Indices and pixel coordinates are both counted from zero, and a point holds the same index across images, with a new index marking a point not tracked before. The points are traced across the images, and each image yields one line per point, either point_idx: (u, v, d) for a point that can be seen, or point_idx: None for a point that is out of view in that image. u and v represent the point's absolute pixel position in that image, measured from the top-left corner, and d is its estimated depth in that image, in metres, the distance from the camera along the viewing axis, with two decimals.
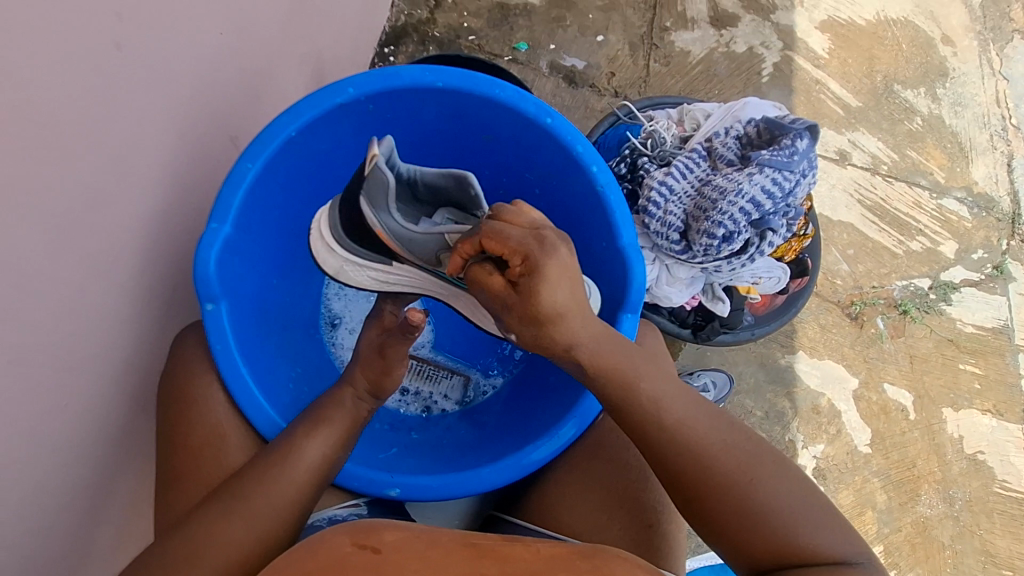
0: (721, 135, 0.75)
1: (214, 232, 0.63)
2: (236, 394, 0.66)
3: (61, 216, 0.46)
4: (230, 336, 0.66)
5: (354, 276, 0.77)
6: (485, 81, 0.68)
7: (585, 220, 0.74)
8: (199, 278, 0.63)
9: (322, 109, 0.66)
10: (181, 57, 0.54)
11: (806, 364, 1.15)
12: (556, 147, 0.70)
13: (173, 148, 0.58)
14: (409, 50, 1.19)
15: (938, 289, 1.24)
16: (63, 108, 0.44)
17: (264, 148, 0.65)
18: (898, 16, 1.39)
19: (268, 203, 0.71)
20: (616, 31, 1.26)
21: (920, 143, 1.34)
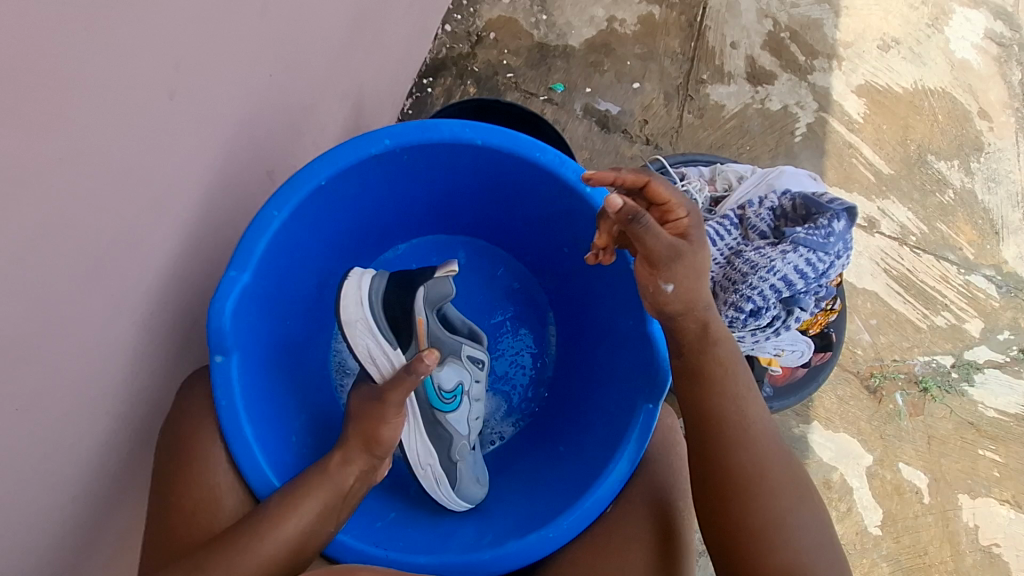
0: (754, 204, 0.74)
1: (232, 281, 0.62)
2: (235, 452, 0.63)
3: (90, 250, 0.46)
4: (237, 393, 0.63)
5: (356, 336, 0.69)
6: (526, 142, 0.69)
7: (618, 290, 0.73)
8: (213, 329, 0.61)
9: (359, 157, 0.66)
10: (230, 97, 0.54)
11: (820, 436, 1.12)
12: (591, 213, 0.71)
13: (212, 183, 0.58)
14: (446, 83, 1.20)
15: (961, 368, 1.20)
16: (110, 147, 0.44)
17: (293, 193, 0.64)
18: (935, 87, 1.38)
19: (291, 249, 0.70)
20: (652, 79, 1.26)
21: (951, 216, 1.32)
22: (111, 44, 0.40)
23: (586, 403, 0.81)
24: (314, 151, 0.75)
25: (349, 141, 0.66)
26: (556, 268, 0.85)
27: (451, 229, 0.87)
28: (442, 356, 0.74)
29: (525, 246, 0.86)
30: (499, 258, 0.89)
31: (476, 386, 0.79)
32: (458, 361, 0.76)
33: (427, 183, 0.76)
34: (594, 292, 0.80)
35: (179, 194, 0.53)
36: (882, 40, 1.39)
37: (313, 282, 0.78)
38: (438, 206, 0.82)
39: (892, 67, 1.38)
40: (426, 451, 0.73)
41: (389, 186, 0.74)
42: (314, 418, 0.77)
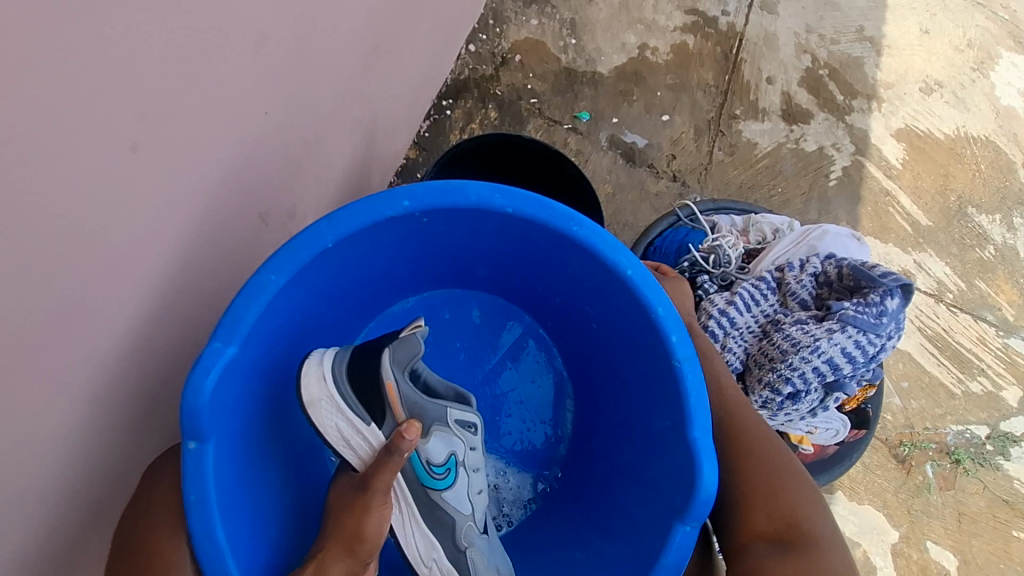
0: (795, 269, 0.69)
1: (215, 353, 0.53)
2: (201, 554, 0.53)
3: (47, 313, 0.40)
4: (210, 486, 0.54)
5: (322, 417, 0.63)
6: (563, 214, 0.60)
7: (654, 385, 0.65)
8: (187, 411, 0.52)
9: (373, 218, 0.59)
10: (221, 139, 0.48)
11: (843, 508, 1.04)
12: (632, 299, 0.62)
13: (202, 231, 0.52)
14: (467, 105, 1.14)
15: (996, 440, 1.13)
16: (74, 202, 0.38)
17: (292, 256, 0.56)
18: (979, 134, 1.31)
19: (288, 312, 0.62)
20: (683, 112, 1.20)
21: (991, 274, 1.24)
22: (71, 91, 0.34)
23: (606, 496, 0.73)
24: (319, 185, 0.69)
25: (363, 200, 0.58)
26: (581, 339, 0.77)
27: (467, 286, 0.80)
28: (426, 427, 0.65)
29: (548, 311, 0.79)
30: (518, 318, 0.82)
31: (471, 455, 0.69)
32: (446, 428, 0.66)
33: (446, 242, 0.69)
34: (623, 377, 0.72)
35: (160, 245, 0.47)
36: (925, 82, 1.32)
37: (312, 342, 0.70)
38: (455, 264, 0.75)
39: (934, 112, 1.31)
40: (427, 543, 0.67)
41: (404, 244, 0.67)
42: (300, 498, 0.69)
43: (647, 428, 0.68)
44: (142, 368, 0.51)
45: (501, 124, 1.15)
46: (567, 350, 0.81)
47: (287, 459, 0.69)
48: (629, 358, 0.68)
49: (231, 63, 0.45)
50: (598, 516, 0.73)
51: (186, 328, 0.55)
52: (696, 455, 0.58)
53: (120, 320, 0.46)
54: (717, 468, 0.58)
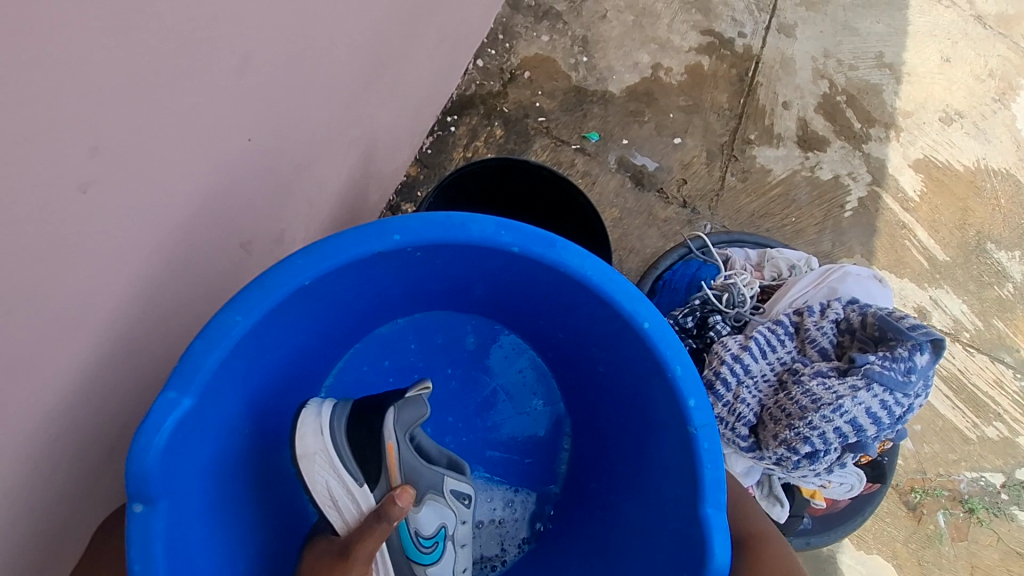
0: (814, 314, 0.65)
1: (171, 404, 0.49)
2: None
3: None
4: (161, 547, 0.50)
5: (314, 472, 0.59)
6: (572, 254, 0.56)
7: (663, 442, 0.61)
8: (133, 474, 0.48)
9: (356, 254, 0.54)
10: (196, 169, 0.45)
11: (850, 556, 0.99)
12: (644, 350, 0.57)
13: (173, 264, 0.48)
14: (472, 121, 1.11)
15: (1012, 489, 1.08)
16: (18, 242, 0.35)
17: (263, 295, 0.51)
18: (999, 168, 1.27)
19: (262, 351, 0.57)
20: (695, 135, 1.17)
21: (1009, 313, 1.20)
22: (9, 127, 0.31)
23: (602, 546, 0.69)
24: (310, 209, 0.66)
25: (348, 234, 0.54)
26: (586, 377, 0.73)
27: (462, 310, 0.75)
28: (420, 494, 0.64)
29: (550, 344, 0.74)
30: (516, 347, 0.78)
31: (460, 528, 0.68)
32: (439, 498, 0.65)
33: (442, 273, 0.65)
34: (629, 424, 0.67)
35: (122, 280, 0.44)
36: (945, 112, 1.28)
37: (293, 371, 0.66)
38: (453, 292, 0.70)
39: (954, 143, 1.27)
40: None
41: (396, 274, 0.62)
42: (275, 538, 0.65)
43: (653, 487, 0.64)
44: (101, 408, 0.47)
45: (506, 142, 1.11)
46: (569, 383, 0.77)
47: (264, 497, 0.65)
48: (637, 404, 0.64)
49: (204, 87, 0.42)
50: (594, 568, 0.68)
51: (153, 365, 0.51)
52: (707, 527, 0.56)
53: (75, 360, 0.43)
54: (730, 537, 0.56)
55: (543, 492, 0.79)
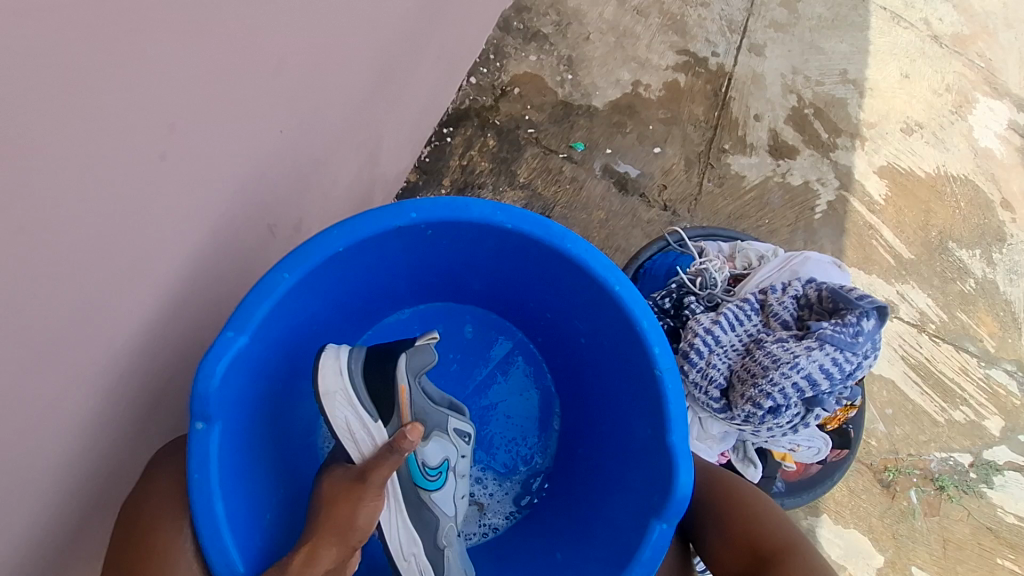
0: (777, 291, 0.72)
1: (227, 342, 0.58)
2: (201, 532, 0.58)
3: (58, 306, 0.42)
4: (212, 465, 0.59)
5: (335, 409, 0.65)
6: (558, 232, 0.65)
7: (633, 395, 0.70)
8: (197, 395, 0.57)
9: (379, 228, 0.63)
10: (236, 157, 0.53)
11: (829, 531, 1.05)
12: (619, 315, 0.67)
13: (212, 240, 0.56)
14: (467, 132, 1.20)
15: (979, 468, 1.15)
16: (100, 209, 0.42)
17: (304, 259, 0.61)
18: (958, 173, 1.37)
19: (293, 315, 0.66)
20: (674, 145, 1.26)
21: (972, 306, 1.28)
22: (103, 111, 0.38)
23: (583, 503, 0.77)
24: (323, 202, 0.73)
25: (374, 212, 0.63)
26: (569, 356, 0.82)
27: (462, 299, 0.84)
28: (428, 431, 0.71)
29: (539, 329, 0.83)
30: (509, 333, 0.85)
31: (460, 461, 0.75)
32: (444, 435, 0.72)
33: (445, 256, 0.73)
34: (608, 390, 0.76)
35: (169, 250, 0.51)
36: (906, 123, 1.39)
37: (311, 346, 0.74)
38: (452, 281, 0.80)
39: (915, 151, 1.37)
40: (408, 538, 0.68)
41: (406, 255, 0.71)
42: (289, 491, 0.73)
43: (625, 440, 0.73)
44: (143, 365, 0.54)
45: (499, 151, 1.20)
46: (557, 367, 0.84)
47: (279, 455, 0.73)
48: (610, 368, 0.74)
49: (245, 86, 0.50)
50: (580, 519, 0.76)
51: (188, 331, 0.58)
52: (672, 455, 0.65)
53: (128, 317, 0.49)
54: (693, 469, 0.65)
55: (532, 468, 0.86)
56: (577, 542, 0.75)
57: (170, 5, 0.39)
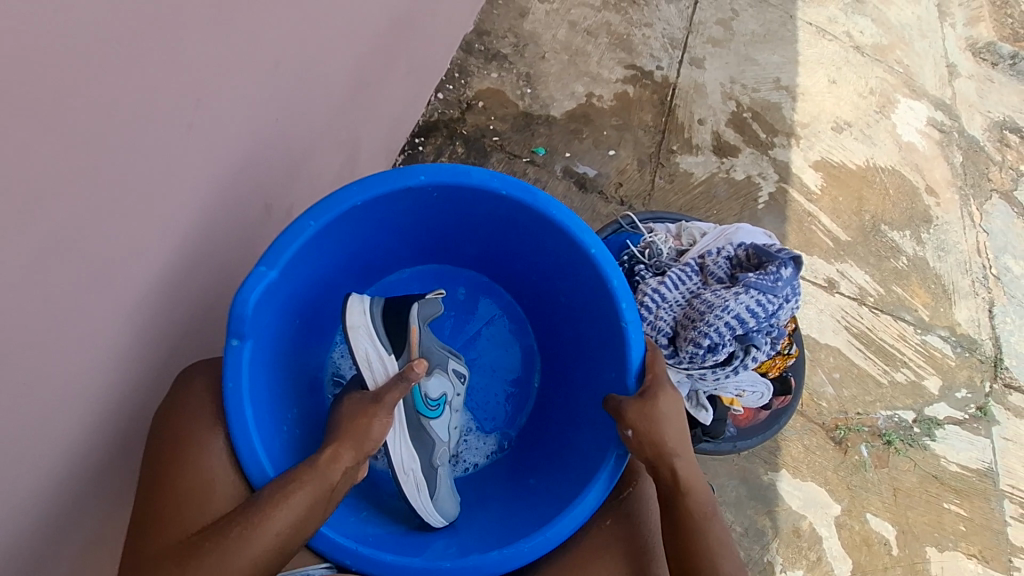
0: (713, 254, 0.83)
1: (261, 274, 0.69)
2: (233, 431, 0.68)
3: (91, 261, 0.51)
4: (244, 376, 0.69)
5: (357, 339, 0.77)
6: (545, 200, 0.76)
7: (598, 325, 0.82)
8: (234, 315, 0.68)
9: (391, 187, 0.74)
10: (236, 144, 0.62)
11: (788, 484, 1.15)
12: (594, 271, 0.78)
13: (215, 217, 0.65)
14: (437, 142, 1.31)
15: (922, 423, 1.25)
16: (126, 179, 0.51)
17: (328, 209, 0.72)
18: (886, 164, 1.49)
19: (312, 259, 0.77)
20: (627, 147, 1.39)
21: (906, 281, 1.38)
22: (134, 97, 0.48)
23: (560, 436, 0.89)
24: (311, 193, 0.83)
25: (387, 173, 0.74)
26: (550, 308, 0.95)
27: (457, 260, 0.97)
28: (432, 367, 0.85)
29: (524, 287, 0.96)
30: (497, 295, 1.00)
31: (455, 399, 0.90)
32: (444, 373, 0.87)
33: (444, 216, 0.86)
34: (582, 333, 0.88)
35: (179, 221, 0.60)
36: (835, 123, 1.51)
37: (323, 291, 0.86)
38: (450, 243, 0.93)
39: (845, 146, 1.50)
40: (409, 455, 0.78)
41: (410, 214, 0.84)
42: (304, 419, 0.83)
43: (598, 375, 0.84)
44: (153, 323, 0.62)
45: (467, 158, 1.31)
46: (536, 321, 0.99)
47: (294, 384, 0.84)
48: (581, 308, 0.86)
49: (246, 83, 0.59)
50: (553, 454, 0.89)
51: (192, 297, 0.67)
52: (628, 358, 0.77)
53: (141, 271, 0.57)
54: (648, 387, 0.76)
55: (514, 417, 0.99)
56: (551, 471, 0.86)
57: (188, 12, 0.49)
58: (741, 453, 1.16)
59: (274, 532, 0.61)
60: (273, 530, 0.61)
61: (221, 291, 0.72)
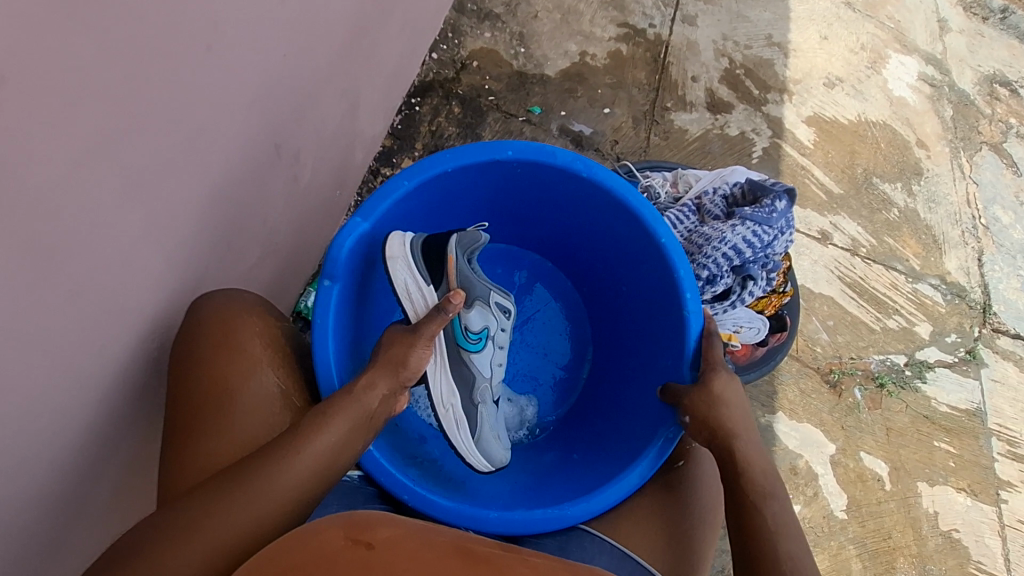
0: (709, 194, 0.88)
1: (356, 224, 0.79)
2: (316, 361, 0.75)
3: (126, 189, 0.51)
4: (331, 314, 0.77)
5: (396, 270, 0.81)
6: (623, 183, 0.81)
7: (652, 297, 0.87)
8: (331, 258, 0.78)
9: (480, 156, 0.81)
10: (254, 78, 0.62)
11: (784, 426, 1.19)
12: (660, 257, 0.81)
13: (236, 155, 0.65)
14: (434, 102, 1.31)
15: (913, 366, 1.28)
16: (157, 105, 0.51)
17: (420, 172, 0.80)
18: (877, 119, 1.49)
19: (400, 220, 0.86)
20: (622, 106, 1.39)
21: (897, 232, 1.40)
22: (165, 18, 0.48)
23: (612, 415, 0.94)
24: (318, 141, 0.83)
25: (479, 145, 0.81)
26: (609, 294, 0.99)
27: (527, 245, 1.04)
28: (472, 299, 0.85)
29: (590, 275, 1.01)
30: (558, 283, 1.06)
31: (497, 332, 0.90)
32: (485, 306, 0.86)
33: (525, 198, 0.91)
34: (641, 321, 0.92)
35: (205, 155, 0.60)
36: (827, 79, 1.51)
37: None
38: (521, 223, 0.99)
39: (837, 102, 1.49)
40: (450, 390, 0.84)
41: (493, 190, 0.90)
42: None
43: (654, 363, 0.88)
44: (181, 261, 0.63)
45: (464, 118, 1.32)
46: (594, 306, 1.03)
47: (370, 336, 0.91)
48: (637, 287, 0.90)
49: (260, 14, 0.59)
50: (599, 435, 0.93)
51: (216, 238, 0.67)
52: (686, 327, 0.79)
53: (166, 204, 0.57)
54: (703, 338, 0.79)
55: (565, 399, 1.04)
56: (592, 453, 0.90)
57: None
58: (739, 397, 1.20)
59: (316, 455, 0.65)
60: (314, 452, 0.65)
61: (243, 237, 0.73)
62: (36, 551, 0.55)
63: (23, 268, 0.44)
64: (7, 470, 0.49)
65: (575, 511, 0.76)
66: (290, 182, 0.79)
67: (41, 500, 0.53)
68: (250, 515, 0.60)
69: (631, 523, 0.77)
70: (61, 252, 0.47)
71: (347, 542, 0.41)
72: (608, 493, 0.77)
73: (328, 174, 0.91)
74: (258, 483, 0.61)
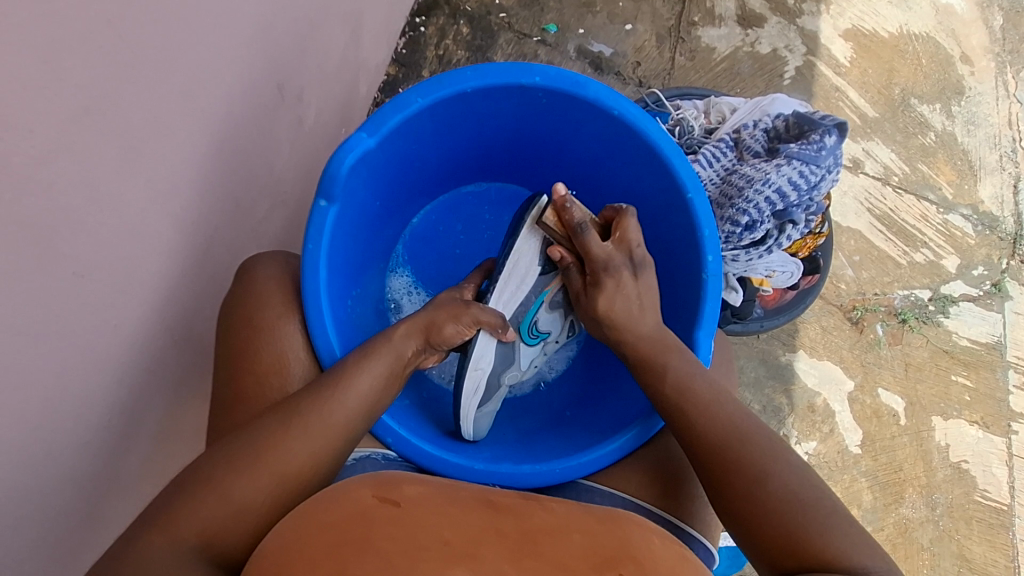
0: (749, 128, 0.82)
1: (360, 138, 0.70)
2: (304, 293, 0.68)
3: (121, 152, 0.46)
4: (324, 237, 0.70)
5: (527, 231, 0.82)
6: (658, 131, 0.73)
7: (669, 244, 0.81)
8: (330, 174, 0.69)
9: (507, 79, 0.72)
10: (247, 11, 0.55)
11: (805, 364, 1.19)
12: (683, 214, 0.75)
13: (238, 101, 0.59)
14: (440, 22, 1.20)
15: (937, 301, 1.24)
16: (142, 53, 0.45)
17: (437, 88, 0.71)
18: (921, 31, 1.33)
19: (408, 142, 0.77)
20: (645, 21, 1.26)
21: (932, 157, 1.30)
22: None
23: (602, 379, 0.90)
24: (322, 76, 0.76)
25: (508, 65, 0.72)
26: None
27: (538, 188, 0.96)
28: (561, 306, 0.87)
29: None
30: None
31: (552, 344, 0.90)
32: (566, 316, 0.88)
33: (547, 131, 0.82)
34: None
35: (203, 105, 0.54)
36: None
37: (407, 177, 0.85)
38: (534, 165, 0.91)
39: (878, 12, 1.34)
40: (486, 360, 0.79)
41: (515, 122, 0.81)
42: (365, 309, 0.85)
43: (662, 322, 0.84)
44: (194, 223, 0.59)
45: (473, 39, 1.21)
46: None
47: (362, 270, 0.85)
48: (652, 240, 0.84)
49: None
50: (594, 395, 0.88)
51: (227, 195, 0.63)
52: (704, 292, 0.74)
53: (165, 166, 0.52)
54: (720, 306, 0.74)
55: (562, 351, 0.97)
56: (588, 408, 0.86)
57: None
58: (760, 337, 1.20)
59: (360, 386, 0.64)
60: (352, 391, 0.64)
61: (255, 189, 0.68)
62: (80, 520, 0.55)
63: (13, 252, 0.40)
64: (34, 451, 0.48)
65: (560, 473, 0.73)
66: (296, 125, 0.73)
67: (74, 477, 0.53)
68: (311, 448, 0.59)
69: (633, 470, 0.73)
70: (61, 228, 0.43)
71: (376, 500, 0.39)
72: (596, 455, 0.73)
73: (335, 112, 0.84)
74: (311, 417, 0.60)
